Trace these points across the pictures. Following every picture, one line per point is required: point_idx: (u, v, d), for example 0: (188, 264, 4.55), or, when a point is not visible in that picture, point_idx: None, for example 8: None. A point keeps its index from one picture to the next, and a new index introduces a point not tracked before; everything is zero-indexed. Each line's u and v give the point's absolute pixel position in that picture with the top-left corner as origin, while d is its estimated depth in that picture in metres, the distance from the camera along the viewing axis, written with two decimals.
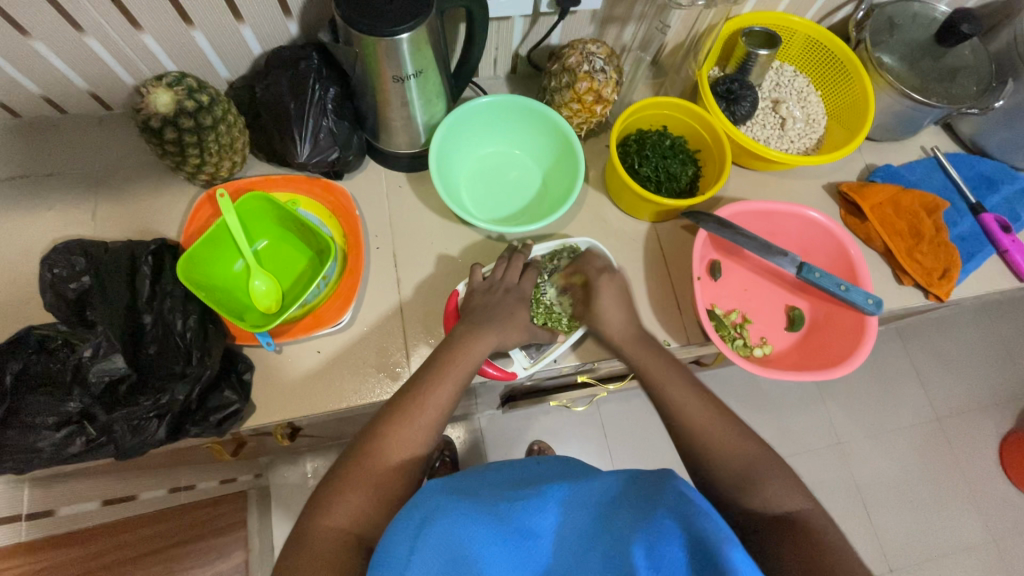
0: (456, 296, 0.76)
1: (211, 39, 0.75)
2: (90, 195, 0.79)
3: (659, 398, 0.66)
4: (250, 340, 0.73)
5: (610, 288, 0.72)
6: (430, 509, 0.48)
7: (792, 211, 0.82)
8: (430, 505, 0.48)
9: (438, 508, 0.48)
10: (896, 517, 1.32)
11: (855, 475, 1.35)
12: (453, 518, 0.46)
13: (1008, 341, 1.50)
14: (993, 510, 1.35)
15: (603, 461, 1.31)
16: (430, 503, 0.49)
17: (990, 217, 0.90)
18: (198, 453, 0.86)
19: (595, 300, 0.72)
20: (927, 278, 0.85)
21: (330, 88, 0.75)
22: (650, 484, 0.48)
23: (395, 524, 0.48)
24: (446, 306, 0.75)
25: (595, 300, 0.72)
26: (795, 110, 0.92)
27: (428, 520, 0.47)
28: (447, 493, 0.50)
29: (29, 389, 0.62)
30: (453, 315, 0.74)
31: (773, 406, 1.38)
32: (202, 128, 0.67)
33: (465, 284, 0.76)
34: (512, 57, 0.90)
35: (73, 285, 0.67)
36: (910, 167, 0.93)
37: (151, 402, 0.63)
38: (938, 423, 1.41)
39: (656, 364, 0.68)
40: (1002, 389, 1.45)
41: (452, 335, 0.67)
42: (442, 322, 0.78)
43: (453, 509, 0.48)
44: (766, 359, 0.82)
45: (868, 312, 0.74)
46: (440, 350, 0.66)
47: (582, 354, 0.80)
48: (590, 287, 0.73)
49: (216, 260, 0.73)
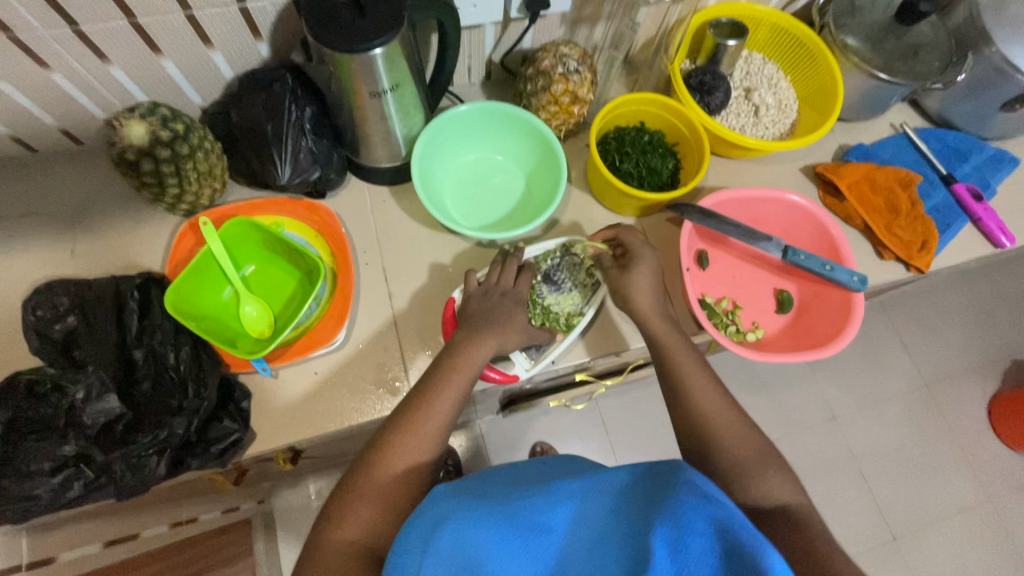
0: (454, 303, 0.76)
1: (181, 66, 0.74)
2: (68, 234, 0.78)
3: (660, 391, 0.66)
4: (244, 366, 0.72)
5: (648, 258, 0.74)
6: (438, 513, 0.49)
7: (773, 197, 0.83)
8: (437, 507, 0.50)
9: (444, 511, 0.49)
10: (896, 485, 1.35)
11: (852, 448, 1.37)
12: (461, 520, 0.47)
13: (987, 304, 1.54)
14: (987, 470, 1.38)
15: (606, 456, 1.31)
16: (440, 508, 0.49)
17: (962, 186, 0.92)
18: (199, 485, 0.85)
19: (631, 267, 0.74)
20: (907, 251, 0.87)
21: (307, 107, 0.74)
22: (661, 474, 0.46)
23: (411, 526, 0.50)
24: (443, 315, 0.75)
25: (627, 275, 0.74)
26: (767, 97, 0.93)
27: (439, 524, 0.48)
28: (455, 497, 0.51)
29: (23, 436, 0.61)
30: (451, 322, 0.74)
31: (766, 387, 1.41)
32: (180, 157, 0.67)
33: (461, 290, 0.77)
34: (486, 63, 0.90)
35: (58, 326, 0.66)
36: (882, 144, 0.96)
37: (149, 438, 0.62)
38: (927, 389, 1.44)
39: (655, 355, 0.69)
40: (984, 351, 1.49)
41: (452, 342, 0.67)
42: (441, 331, 0.78)
43: (461, 510, 0.48)
44: (760, 343, 0.84)
45: (854, 289, 0.76)
46: (438, 359, 0.66)
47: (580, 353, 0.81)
48: (630, 253, 0.76)
49: (204, 290, 0.72)
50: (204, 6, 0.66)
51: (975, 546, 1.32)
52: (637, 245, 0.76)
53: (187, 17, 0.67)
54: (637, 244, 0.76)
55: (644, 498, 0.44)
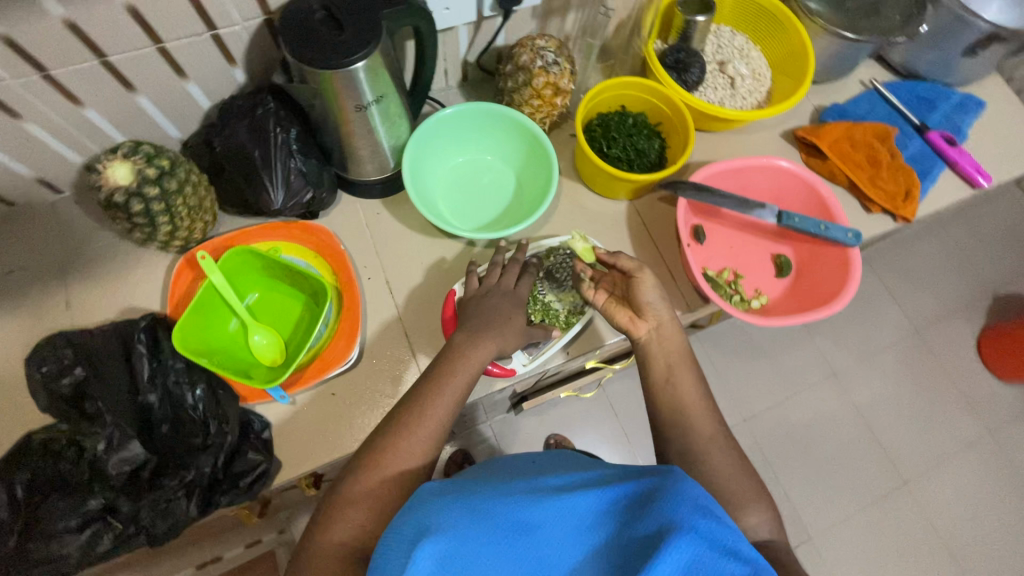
0: (454, 296, 0.77)
1: (157, 101, 0.73)
2: (60, 285, 0.76)
3: (671, 378, 0.67)
4: (261, 396, 0.69)
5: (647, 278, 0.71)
6: (427, 518, 0.45)
7: (762, 164, 0.85)
8: (425, 510, 0.46)
9: (433, 514, 0.46)
10: (900, 430, 1.39)
11: (855, 401, 1.41)
12: (452, 520, 0.44)
13: (963, 246, 1.59)
14: (984, 405, 1.43)
15: (619, 440, 1.33)
16: (432, 511, 0.46)
17: (936, 134, 0.95)
18: (224, 522, 0.83)
19: (636, 286, 0.71)
20: (892, 202, 0.90)
21: (292, 128, 0.73)
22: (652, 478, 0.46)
23: (398, 526, 0.46)
24: (445, 311, 0.76)
25: (639, 290, 0.70)
26: (741, 68, 0.94)
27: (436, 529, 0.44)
28: (444, 496, 0.48)
29: (44, 495, 0.61)
30: (451, 320, 0.75)
31: (765, 352, 1.44)
32: (169, 194, 0.66)
33: (462, 283, 0.77)
34: (461, 65, 0.90)
35: (65, 380, 0.64)
36: (855, 102, 0.98)
37: (176, 480, 0.63)
38: (918, 335, 1.48)
39: (651, 362, 0.68)
40: (967, 292, 1.54)
41: (450, 343, 0.66)
42: (440, 326, 0.78)
43: (453, 514, 0.45)
44: (765, 309, 0.85)
45: (850, 245, 0.78)
46: (445, 353, 0.65)
47: (586, 344, 0.82)
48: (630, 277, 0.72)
49: (210, 324, 0.70)
50: (176, 37, 0.65)
51: (982, 480, 1.37)
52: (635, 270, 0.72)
53: (159, 51, 0.66)
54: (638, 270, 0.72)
55: (633, 502, 0.44)
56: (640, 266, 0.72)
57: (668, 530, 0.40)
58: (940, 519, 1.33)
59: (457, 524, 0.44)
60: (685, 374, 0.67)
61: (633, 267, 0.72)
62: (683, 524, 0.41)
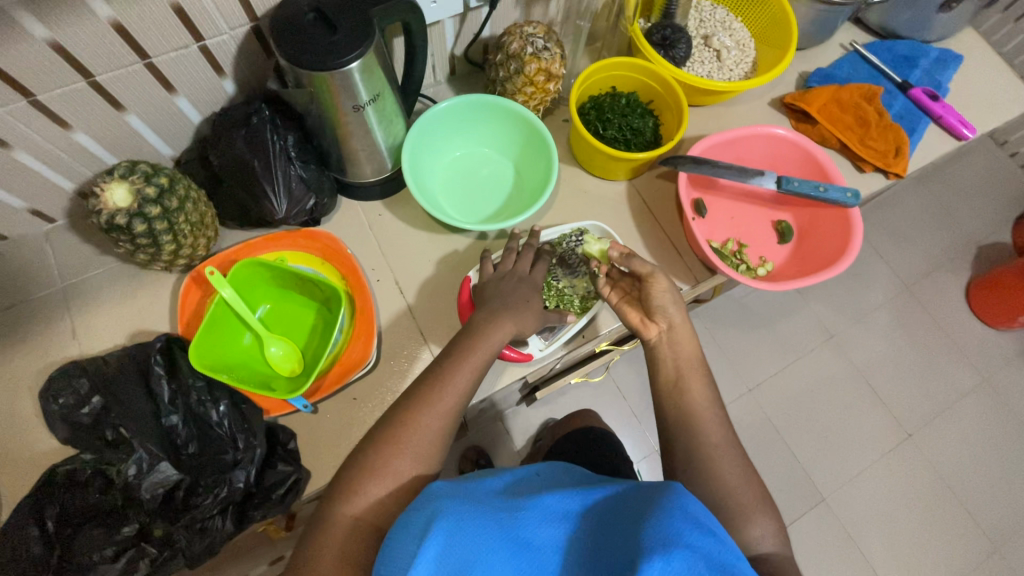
0: (468, 283, 0.77)
1: (148, 119, 0.71)
2: (65, 315, 0.74)
3: (679, 372, 0.66)
4: (283, 409, 0.68)
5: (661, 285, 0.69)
6: (431, 513, 0.43)
7: (757, 133, 0.86)
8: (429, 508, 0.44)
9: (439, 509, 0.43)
10: (900, 385, 1.43)
11: (855, 361, 1.44)
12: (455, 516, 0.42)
13: (946, 199, 1.62)
14: (978, 353, 1.47)
15: (630, 421, 1.34)
16: (429, 503, 0.44)
17: (918, 90, 0.97)
18: (252, 538, 0.83)
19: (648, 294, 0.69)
20: (884, 160, 0.91)
21: (288, 135, 0.72)
22: (652, 493, 0.43)
23: (404, 526, 0.44)
24: (461, 296, 0.76)
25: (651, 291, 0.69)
26: (726, 40, 0.95)
27: (430, 522, 0.42)
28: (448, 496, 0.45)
29: (76, 526, 0.61)
30: (467, 305, 0.75)
31: (764, 321, 1.46)
32: (171, 212, 0.65)
33: (476, 270, 0.77)
34: (449, 59, 0.90)
35: (86, 409, 0.64)
36: (838, 65, 0.99)
37: (211, 499, 0.62)
38: (909, 290, 1.51)
39: (659, 363, 0.68)
40: (953, 244, 1.57)
41: (470, 323, 0.66)
42: (455, 313, 0.78)
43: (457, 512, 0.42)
44: (771, 276, 0.87)
45: (850, 204, 0.80)
46: (461, 335, 0.65)
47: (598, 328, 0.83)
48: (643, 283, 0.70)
49: (226, 339, 0.70)
50: (163, 50, 0.64)
51: (981, 425, 1.41)
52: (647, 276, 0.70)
53: (146, 66, 0.64)
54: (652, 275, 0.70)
55: (632, 516, 0.41)
56: (653, 271, 0.70)
57: (654, 541, 0.37)
58: (944, 467, 1.37)
59: (458, 520, 0.41)
60: (694, 372, 0.66)
61: (645, 271, 0.70)
62: (673, 535, 0.37)
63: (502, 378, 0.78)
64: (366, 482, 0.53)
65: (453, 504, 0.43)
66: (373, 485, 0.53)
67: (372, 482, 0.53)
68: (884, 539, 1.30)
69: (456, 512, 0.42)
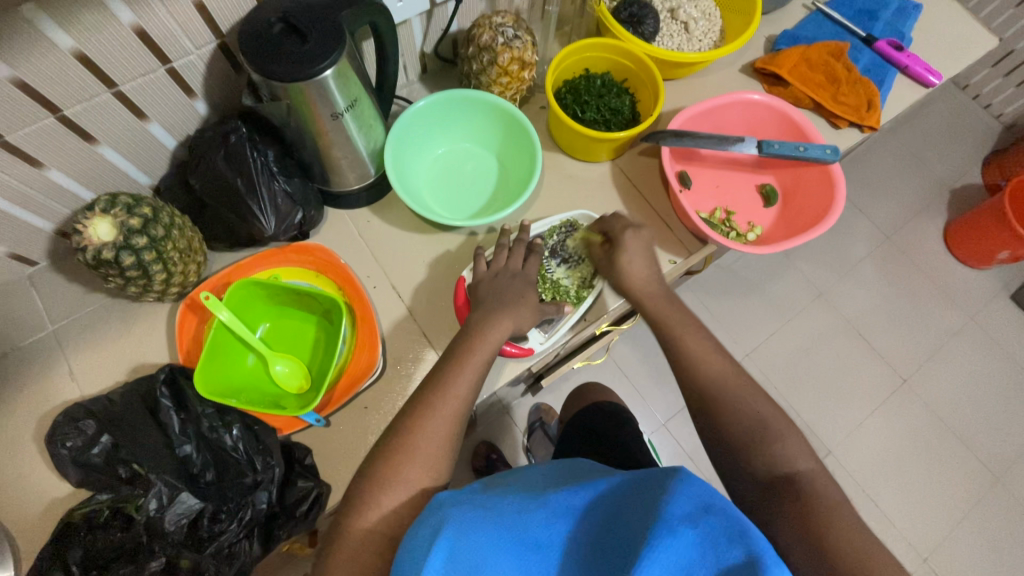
0: (464, 282, 0.76)
1: (122, 149, 0.70)
2: (59, 358, 0.73)
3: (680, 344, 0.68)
4: (295, 425, 0.68)
5: (633, 241, 0.73)
6: (443, 517, 0.43)
7: (733, 100, 0.86)
8: (440, 515, 0.43)
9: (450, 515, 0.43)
10: (891, 332, 1.46)
11: (845, 315, 1.47)
12: (465, 523, 0.42)
13: (917, 146, 1.65)
14: (962, 293, 1.51)
15: (635, 398, 1.35)
16: (438, 511, 0.44)
17: (883, 43, 0.99)
18: (276, 558, 0.83)
19: (618, 257, 0.73)
20: (858, 114, 0.93)
21: (268, 150, 0.70)
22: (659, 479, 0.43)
23: (416, 532, 0.43)
24: (458, 297, 0.76)
25: (618, 256, 0.73)
26: (692, 11, 0.96)
27: (442, 529, 0.42)
28: (459, 503, 0.44)
29: (104, 567, 0.61)
30: (464, 303, 0.75)
31: (754, 285, 1.48)
32: (158, 240, 0.64)
33: (470, 269, 0.77)
34: (419, 57, 0.89)
35: (95, 450, 0.63)
36: (803, 26, 1.00)
37: (236, 523, 0.62)
38: (891, 240, 1.55)
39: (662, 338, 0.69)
40: (928, 190, 1.60)
41: (468, 324, 0.66)
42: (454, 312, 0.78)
43: (466, 519, 0.42)
44: (761, 240, 0.88)
45: (830, 160, 0.81)
46: (459, 338, 0.65)
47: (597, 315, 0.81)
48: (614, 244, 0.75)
49: (229, 363, 0.69)
50: (130, 77, 0.63)
51: (972, 363, 1.45)
52: (618, 233, 0.75)
53: (115, 95, 0.63)
54: (620, 232, 0.75)
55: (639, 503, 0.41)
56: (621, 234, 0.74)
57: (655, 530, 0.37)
58: (941, 406, 1.41)
59: (468, 528, 0.41)
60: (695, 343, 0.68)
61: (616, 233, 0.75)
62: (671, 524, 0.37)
63: (503, 373, 0.77)
64: (391, 487, 0.53)
65: (460, 512, 0.43)
66: (398, 491, 0.53)
67: (397, 486, 0.53)
68: (892, 483, 1.34)
69: (466, 521, 0.42)
